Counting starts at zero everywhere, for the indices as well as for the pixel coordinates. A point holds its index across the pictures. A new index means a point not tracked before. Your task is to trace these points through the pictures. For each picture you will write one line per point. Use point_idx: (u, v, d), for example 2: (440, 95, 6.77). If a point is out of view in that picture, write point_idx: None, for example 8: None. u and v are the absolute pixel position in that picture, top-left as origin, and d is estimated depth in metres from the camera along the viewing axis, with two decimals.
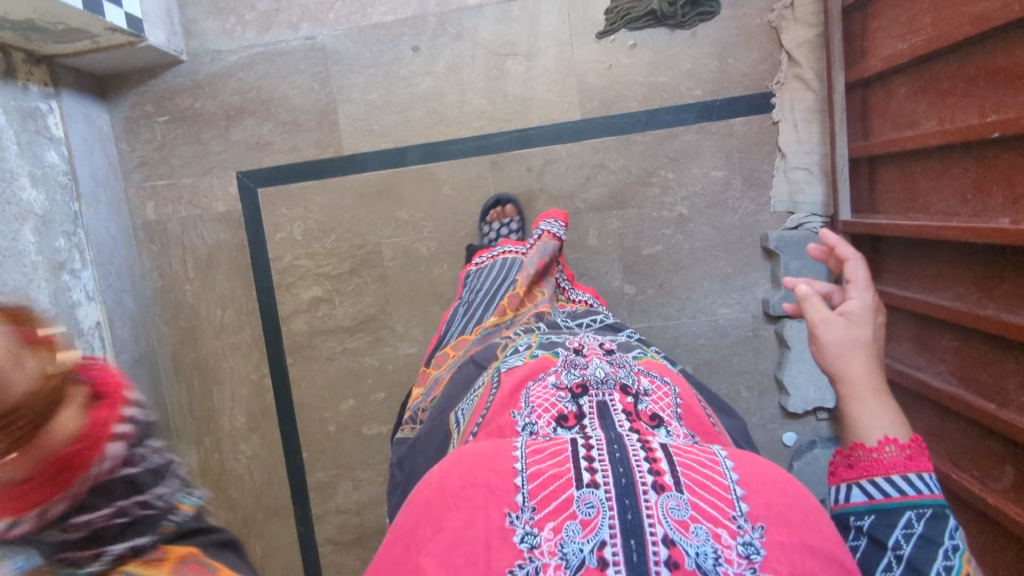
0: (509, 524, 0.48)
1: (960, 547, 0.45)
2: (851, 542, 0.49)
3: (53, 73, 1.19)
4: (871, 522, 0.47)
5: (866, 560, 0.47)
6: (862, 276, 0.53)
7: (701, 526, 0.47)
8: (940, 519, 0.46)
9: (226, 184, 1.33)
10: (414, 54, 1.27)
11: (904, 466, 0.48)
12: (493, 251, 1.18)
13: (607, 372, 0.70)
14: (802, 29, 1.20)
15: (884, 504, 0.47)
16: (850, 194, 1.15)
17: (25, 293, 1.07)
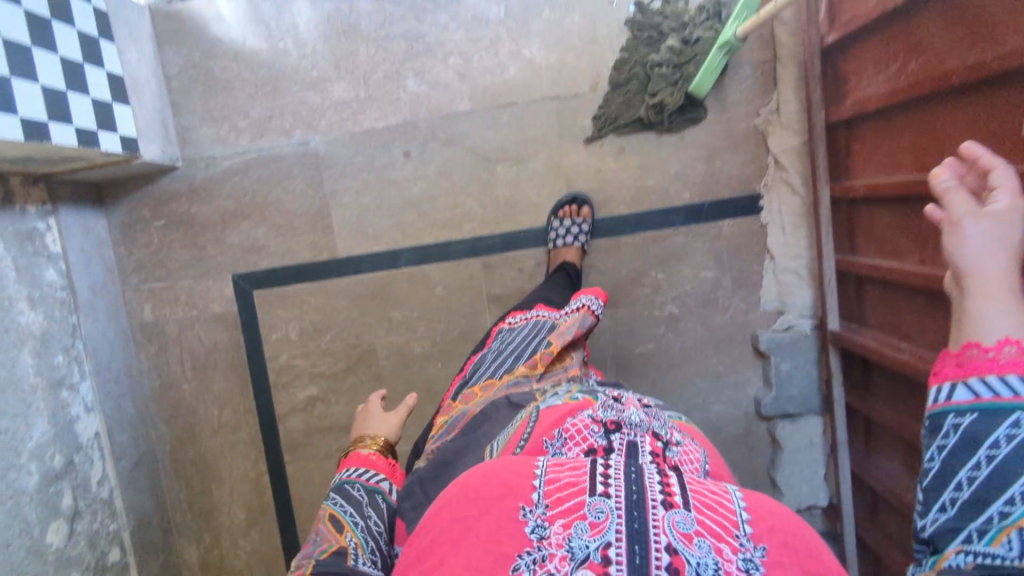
0: (522, 516, 0.52)
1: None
2: (943, 441, 0.58)
3: (50, 190, 1.21)
4: (972, 419, 0.57)
5: (953, 453, 0.57)
6: (1007, 184, 0.63)
7: (703, 540, 0.49)
8: None
9: (221, 286, 1.35)
10: (406, 159, 1.29)
11: (1010, 367, 0.56)
12: (530, 312, 1.09)
13: (644, 419, 0.67)
14: (786, 135, 1.22)
15: (989, 404, 0.56)
16: (837, 303, 1.18)
17: (24, 421, 1.09)
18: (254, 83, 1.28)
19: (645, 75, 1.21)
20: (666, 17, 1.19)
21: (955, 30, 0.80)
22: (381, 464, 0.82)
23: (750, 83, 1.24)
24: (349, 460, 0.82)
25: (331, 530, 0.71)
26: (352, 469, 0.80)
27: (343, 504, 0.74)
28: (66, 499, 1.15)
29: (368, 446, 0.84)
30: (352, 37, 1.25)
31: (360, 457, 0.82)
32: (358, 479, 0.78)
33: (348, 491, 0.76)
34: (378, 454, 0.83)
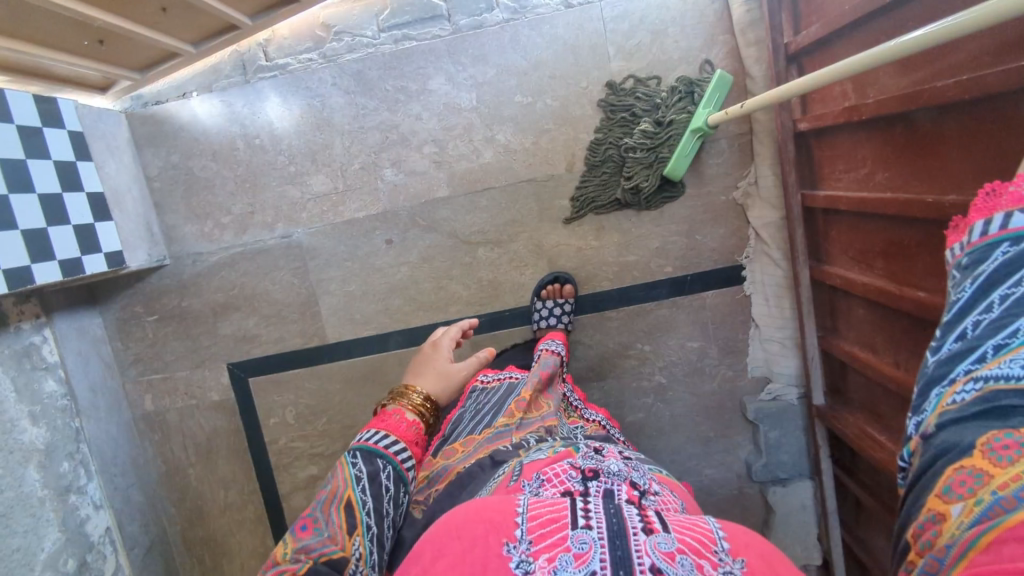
0: (506, 551, 0.53)
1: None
2: (982, 271, 0.51)
3: (43, 302, 1.23)
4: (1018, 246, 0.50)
5: (990, 280, 0.50)
6: None
7: (686, 558, 0.52)
8: None
9: (217, 375, 1.38)
10: (388, 246, 1.30)
11: None
12: (503, 373, 1.10)
13: (622, 469, 0.71)
14: (767, 210, 1.22)
15: None
16: (823, 378, 1.20)
17: (36, 533, 1.12)
18: (234, 180, 1.29)
19: (622, 156, 1.21)
20: (638, 96, 1.19)
21: (919, 156, 0.81)
22: (410, 436, 0.73)
23: (728, 155, 1.23)
24: (388, 421, 0.73)
25: (341, 524, 0.63)
26: (387, 439, 0.71)
27: (365, 486, 0.66)
28: None
29: (412, 412, 0.75)
30: (326, 131, 1.26)
31: (396, 421, 0.73)
32: (387, 453, 0.69)
33: (375, 469, 0.67)
34: (417, 424, 0.75)
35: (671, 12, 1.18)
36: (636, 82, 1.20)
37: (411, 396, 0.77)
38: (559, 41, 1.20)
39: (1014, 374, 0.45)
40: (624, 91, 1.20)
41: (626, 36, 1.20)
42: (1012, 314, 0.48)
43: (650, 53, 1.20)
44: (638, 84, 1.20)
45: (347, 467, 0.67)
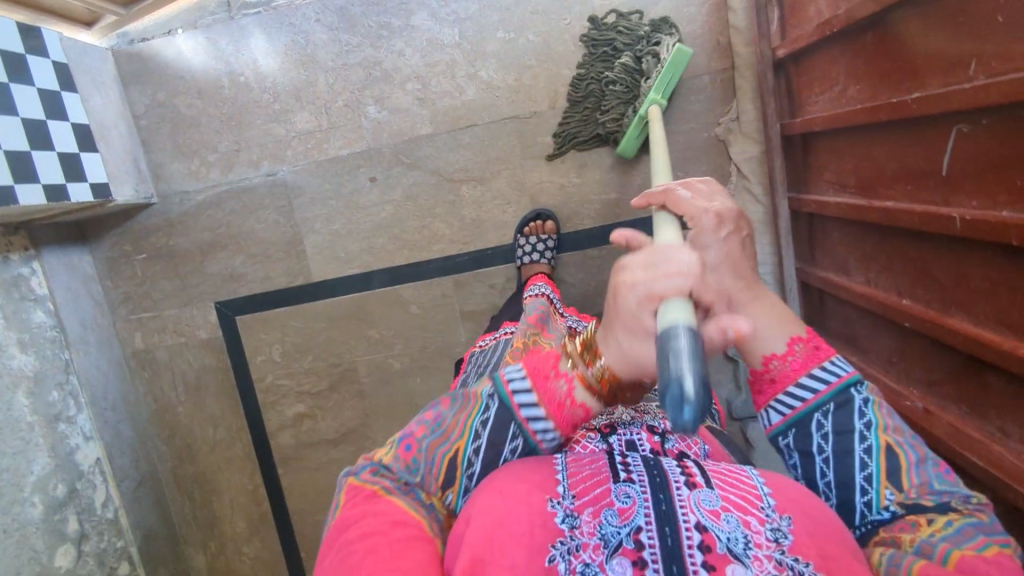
0: (551, 508, 0.51)
1: (874, 424, 0.52)
2: (790, 459, 0.56)
3: (32, 235, 1.25)
4: (794, 436, 0.55)
5: (804, 464, 0.55)
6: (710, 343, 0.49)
7: (731, 514, 0.50)
8: (843, 407, 0.53)
9: (206, 314, 1.40)
10: (372, 184, 1.31)
11: (802, 367, 0.54)
12: (499, 331, 1.10)
13: (635, 416, 0.70)
14: (748, 145, 1.21)
15: (797, 416, 0.54)
16: (800, 312, 1.16)
17: (25, 456, 1.15)
18: (219, 118, 1.31)
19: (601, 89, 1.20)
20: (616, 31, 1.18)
21: (883, 59, 0.78)
22: (565, 415, 0.55)
23: (709, 92, 1.22)
24: (549, 380, 0.55)
25: (443, 474, 0.56)
26: (539, 413, 0.55)
27: (481, 449, 0.56)
28: (71, 524, 1.22)
29: (582, 392, 0.54)
30: (309, 68, 1.27)
31: (556, 389, 0.55)
32: (525, 425, 0.55)
33: (500, 438, 0.55)
34: (587, 408, 0.55)
35: None
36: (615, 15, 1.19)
37: (588, 364, 0.54)
38: None
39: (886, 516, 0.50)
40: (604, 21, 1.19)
41: None
42: (848, 488, 0.53)
43: None
44: (616, 17, 1.19)
45: (477, 410, 0.56)
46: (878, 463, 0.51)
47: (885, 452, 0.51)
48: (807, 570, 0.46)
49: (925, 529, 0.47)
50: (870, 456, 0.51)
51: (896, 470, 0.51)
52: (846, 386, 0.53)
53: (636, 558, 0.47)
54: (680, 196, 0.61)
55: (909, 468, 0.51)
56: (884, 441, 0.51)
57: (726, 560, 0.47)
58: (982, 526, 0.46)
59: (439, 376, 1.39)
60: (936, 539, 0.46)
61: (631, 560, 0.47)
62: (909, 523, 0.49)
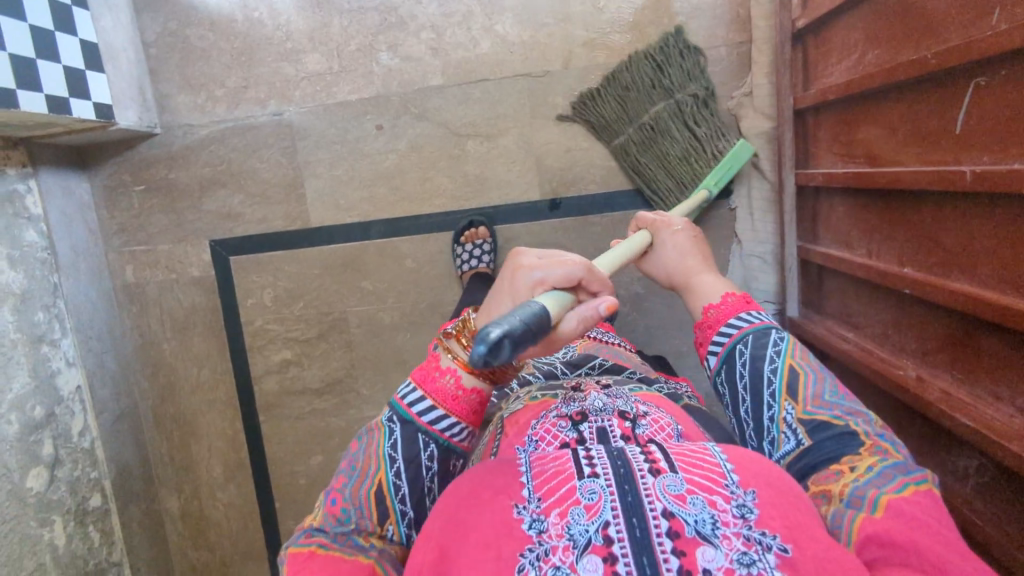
0: (517, 514, 0.50)
1: (782, 351, 0.72)
2: (727, 397, 0.75)
3: (31, 153, 1.24)
4: (725, 374, 0.75)
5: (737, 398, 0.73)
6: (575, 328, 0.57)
7: (697, 496, 0.49)
8: (760, 338, 0.74)
9: (200, 252, 1.38)
10: (378, 132, 1.30)
11: (739, 308, 0.78)
12: None
13: (607, 402, 0.70)
14: (759, 120, 1.19)
15: (728, 351, 0.75)
16: (798, 291, 1.16)
17: (5, 372, 1.14)
18: (230, 53, 1.29)
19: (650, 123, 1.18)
20: (684, 79, 1.16)
21: (904, 19, 0.77)
22: (462, 402, 0.64)
23: (726, 65, 1.20)
24: (434, 380, 0.64)
25: (373, 505, 0.61)
26: (435, 411, 0.63)
27: (400, 469, 0.62)
28: (46, 447, 1.21)
29: (466, 377, 0.63)
30: (325, 9, 1.26)
31: (443, 383, 0.64)
32: (430, 429, 0.63)
33: (414, 451, 0.63)
34: (477, 390, 0.64)
35: None
36: (685, 56, 1.17)
37: (462, 349, 0.64)
38: None
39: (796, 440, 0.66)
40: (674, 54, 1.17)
41: None
42: (760, 408, 0.70)
43: None
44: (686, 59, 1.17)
45: (382, 439, 0.63)
46: (782, 381, 0.69)
47: (788, 373, 0.70)
48: (775, 543, 0.46)
49: (850, 475, 0.58)
50: (775, 373, 0.70)
51: (794, 387, 0.68)
52: (761, 327, 0.75)
53: (607, 555, 0.46)
54: (645, 217, 0.96)
55: (808, 390, 0.68)
56: (788, 361, 0.70)
57: (696, 544, 0.46)
58: (893, 465, 0.58)
59: (430, 333, 1.37)
60: (861, 490, 0.55)
61: (601, 557, 0.46)
62: (832, 471, 0.60)
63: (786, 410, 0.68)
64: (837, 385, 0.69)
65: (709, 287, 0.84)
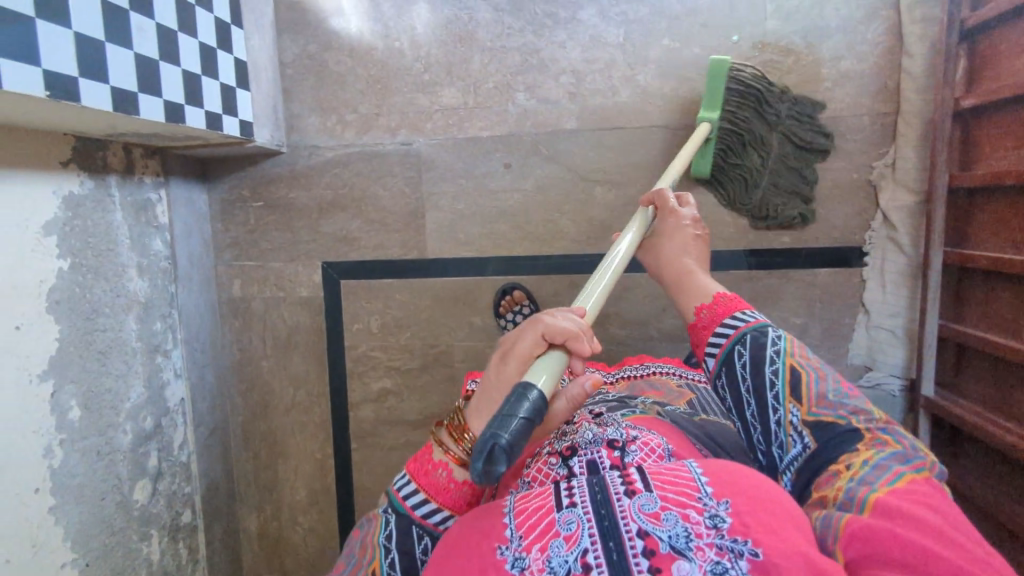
0: (500, 555, 0.48)
1: (783, 351, 0.68)
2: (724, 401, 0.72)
3: (165, 163, 1.24)
4: (723, 373, 0.71)
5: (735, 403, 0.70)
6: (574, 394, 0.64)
7: (670, 511, 0.48)
8: (756, 336, 0.70)
9: (311, 272, 1.38)
10: (505, 170, 1.30)
11: (728, 311, 0.75)
12: None
13: (598, 431, 0.69)
14: (900, 193, 1.18)
15: (723, 351, 0.72)
16: (934, 370, 1.14)
17: (125, 382, 1.13)
18: (366, 80, 1.29)
19: (736, 142, 1.20)
20: (753, 85, 1.16)
21: None
22: (454, 494, 0.60)
23: (867, 133, 1.20)
24: (428, 473, 0.60)
25: None
26: (429, 505, 0.59)
27: (395, 561, 0.58)
28: (152, 460, 1.20)
29: (462, 472, 0.59)
30: (467, 44, 1.26)
31: (437, 477, 0.60)
32: (424, 522, 0.59)
33: (407, 543, 0.59)
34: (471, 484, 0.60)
35: None
36: (801, 106, 1.19)
37: (457, 443, 0.60)
38: None
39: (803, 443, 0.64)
40: (799, 105, 1.19)
41: None
42: (763, 412, 0.67)
43: (809, 17, 1.18)
44: (819, 132, 1.20)
45: (379, 528, 0.60)
46: (783, 383, 0.66)
47: (789, 373, 0.66)
48: (746, 547, 0.45)
49: (845, 476, 0.58)
50: (777, 375, 0.66)
51: (798, 387, 0.65)
52: (757, 325, 0.71)
53: None
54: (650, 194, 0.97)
55: (812, 388, 0.65)
56: (790, 360, 0.67)
57: (671, 559, 0.45)
58: (891, 458, 0.59)
59: None
60: (852, 493, 0.55)
61: None
62: (831, 474, 0.60)
63: (791, 413, 0.65)
64: (840, 380, 0.67)
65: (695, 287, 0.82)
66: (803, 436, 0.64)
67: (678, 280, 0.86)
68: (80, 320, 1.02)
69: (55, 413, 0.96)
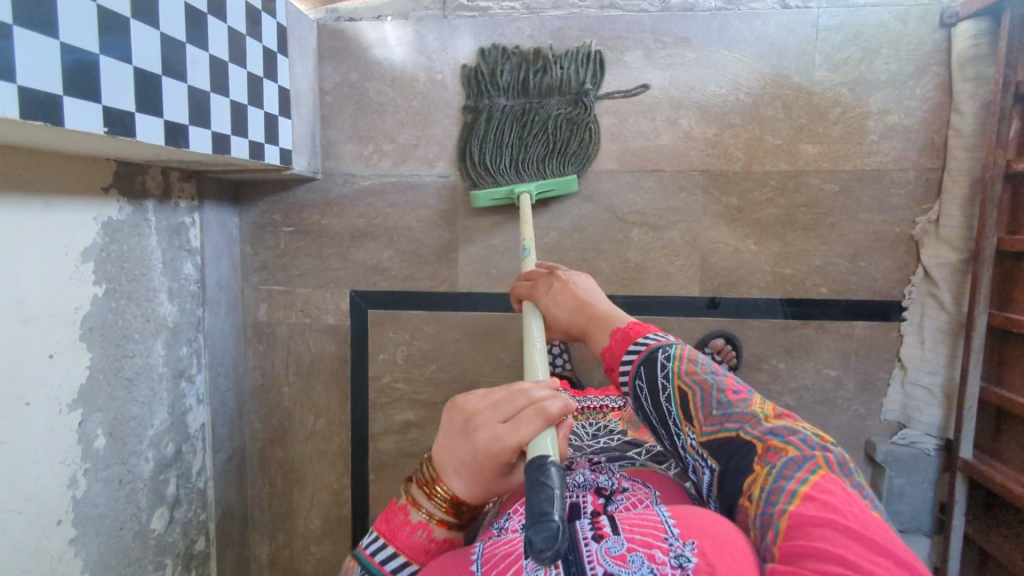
0: None
1: (670, 374, 0.68)
2: (653, 432, 0.71)
3: (200, 186, 1.23)
4: (635, 404, 0.72)
5: (659, 429, 0.69)
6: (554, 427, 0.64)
7: (636, 554, 0.48)
8: (651, 365, 0.70)
9: (338, 300, 1.36)
10: (542, 208, 1.29)
11: (627, 342, 0.77)
12: None
13: (588, 478, 0.71)
14: (944, 250, 1.17)
15: (632, 386, 0.72)
16: (972, 433, 1.11)
17: (150, 408, 1.11)
18: (406, 110, 1.28)
19: (520, 127, 1.22)
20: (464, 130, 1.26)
21: None
22: (432, 550, 0.60)
23: (912, 188, 1.18)
24: (404, 533, 0.60)
25: None
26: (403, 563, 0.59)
27: None
28: (171, 487, 1.18)
29: (436, 528, 0.60)
30: None
31: (415, 538, 0.60)
32: None
33: None
34: (448, 539, 0.60)
35: (889, 33, 1.15)
36: (484, 61, 1.24)
37: (432, 500, 0.60)
38: (768, 39, 1.18)
39: (711, 468, 0.62)
40: (473, 87, 1.25)
41: (837, 48, 1.17)
42: (677, 439, 0.67)
43: (858, 70, 1.17)
44: (503, 59, 1.24)
45: None
46: (677, 409, 0.66)
47: (678, 396, 0.66)
48: None
49: (750, 512, 0.55)
50: (670, 402, 0.66)
51: (688, 409, 0.65)
52: (651, 352, 0.72)
53: None
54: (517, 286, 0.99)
55: (699, 407, 0.64)
56: (677, 382, 0.67)
57: None
58: (784, 473, 0.55)
59: None
60: (762, 534, 0.52)
61: None
62: (743, 508, 0.56)
63: (690, 437, 0.65)
64: (728, 386, 0.65)
65: (603, 325, 0.84)
66: (708, 460, 0.62)
67: (583, 329, 0.87)
68: (111, 346, 1.00)
69: (82, 441, 0.95)
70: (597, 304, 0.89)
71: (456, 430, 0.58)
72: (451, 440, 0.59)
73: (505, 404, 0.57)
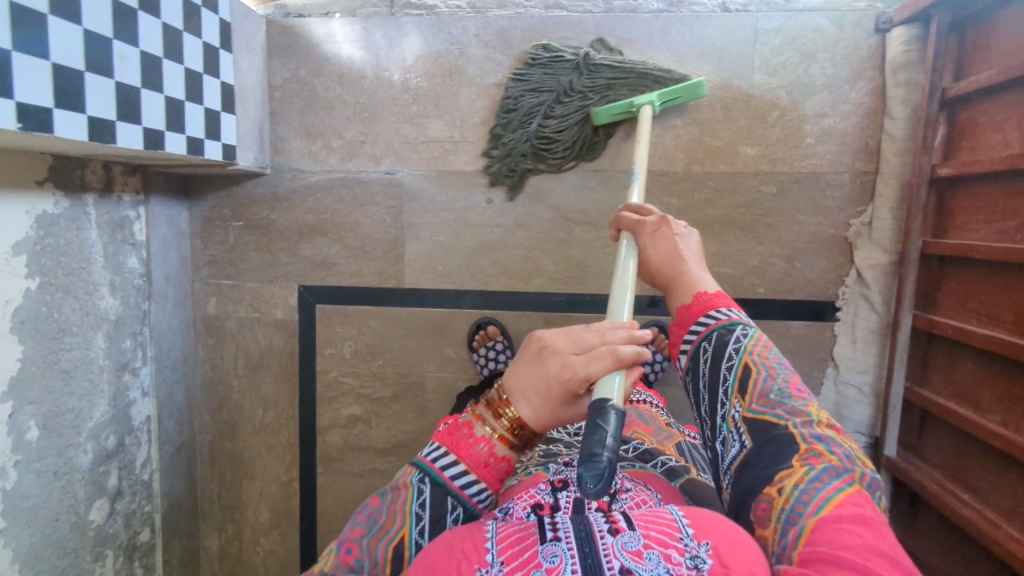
0: None
1: (741, 348, 0.64)
2: (695, 399, 0.68)
3: (145, 180, 1.24)
4: (694, 363, 0.68)
5: (706, 397, 0.65)
6: None
7: (653, 551, 0.45)
8: (727, 333, 0.66)
9: (286, 294, 1.37)
10: (488, 205, 1.30)
11: (709, 306, 0.71)
12: None
13: None
14: (875, 251, 1.19)
15: (699, 343, 0.68)
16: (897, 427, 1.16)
17: (89, 400, 1.12)
18: (353, 107, 1.29)
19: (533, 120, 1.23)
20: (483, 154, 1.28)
21: None
22: (491, 468, 0.57)
23: (847, 190, 1.21)
24: (468, 445, 0.57)
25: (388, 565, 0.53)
26: (466, 475, 0.56)
27: (425, 529, 0.54)
28: (112, 479, 1.19)
29: (499, 444, 0.57)
30: (456, 79, 1.26)
31: (477, 450, 0.57)
32: (460, 492, 0.56)
33: (442, 511, 0.55)
34: (508, 459, 0.58)
35: (826, 38, 1.17)
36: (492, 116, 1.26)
37: (498, 418, 0.58)
38: (709, 42, 1.20)
39: (742, 446, 0.59)
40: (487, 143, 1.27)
41: (775, 52, 1.19)
42: (717, 411, 0.63)
43: (796, 74, 1.19)
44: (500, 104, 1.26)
45: (412, 496, 0.55)
46: (735, 379, 0.62)
47: (742, 368, 0.62)
48: None
49: (778, 504, 0.52)
50: (731, 371, 0.63)
51: (746, 383, 0.61)
52: (727, 323, 0.67)
53: None
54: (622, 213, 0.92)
55: (757, 385, 0.60)
56: (745, 359, 0.62)
57: None
58: (821, 477, 0.52)
59: None
60: (785, 532, 0.50)
61: None
62: (765, 499, 0.53)
63: (735, 409, 0.61)
64: (791, 380, 0.61)
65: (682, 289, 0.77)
66: (742, 437, 0.59)
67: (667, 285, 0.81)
68: (46, 339, 1.01)
69: (11, 434, 0.95)
70: (691, 261, 0.81)
71: (532, 359, 0.59)
72: (524, 367, 0.59)
73: (580, 342, 0.58)
